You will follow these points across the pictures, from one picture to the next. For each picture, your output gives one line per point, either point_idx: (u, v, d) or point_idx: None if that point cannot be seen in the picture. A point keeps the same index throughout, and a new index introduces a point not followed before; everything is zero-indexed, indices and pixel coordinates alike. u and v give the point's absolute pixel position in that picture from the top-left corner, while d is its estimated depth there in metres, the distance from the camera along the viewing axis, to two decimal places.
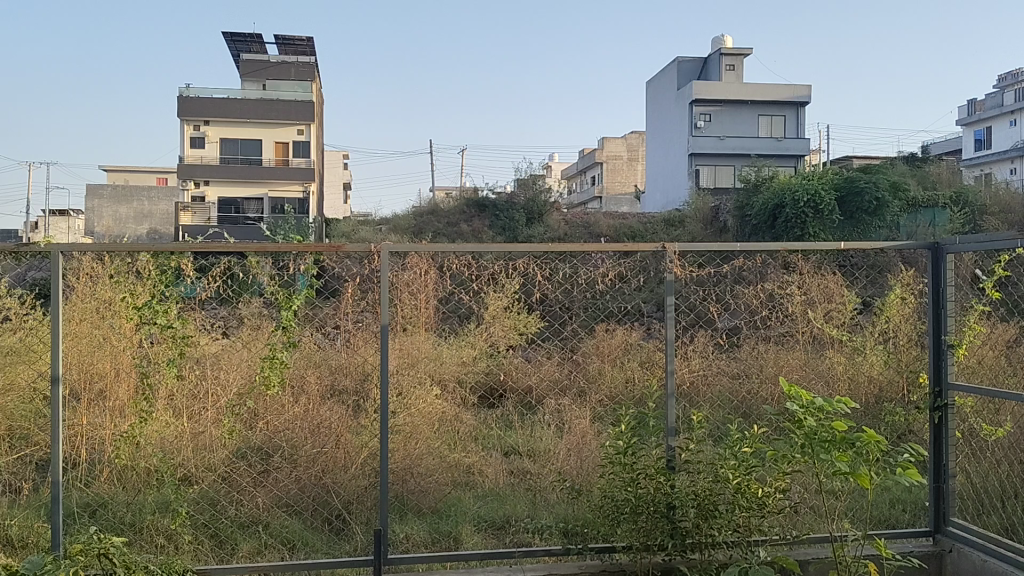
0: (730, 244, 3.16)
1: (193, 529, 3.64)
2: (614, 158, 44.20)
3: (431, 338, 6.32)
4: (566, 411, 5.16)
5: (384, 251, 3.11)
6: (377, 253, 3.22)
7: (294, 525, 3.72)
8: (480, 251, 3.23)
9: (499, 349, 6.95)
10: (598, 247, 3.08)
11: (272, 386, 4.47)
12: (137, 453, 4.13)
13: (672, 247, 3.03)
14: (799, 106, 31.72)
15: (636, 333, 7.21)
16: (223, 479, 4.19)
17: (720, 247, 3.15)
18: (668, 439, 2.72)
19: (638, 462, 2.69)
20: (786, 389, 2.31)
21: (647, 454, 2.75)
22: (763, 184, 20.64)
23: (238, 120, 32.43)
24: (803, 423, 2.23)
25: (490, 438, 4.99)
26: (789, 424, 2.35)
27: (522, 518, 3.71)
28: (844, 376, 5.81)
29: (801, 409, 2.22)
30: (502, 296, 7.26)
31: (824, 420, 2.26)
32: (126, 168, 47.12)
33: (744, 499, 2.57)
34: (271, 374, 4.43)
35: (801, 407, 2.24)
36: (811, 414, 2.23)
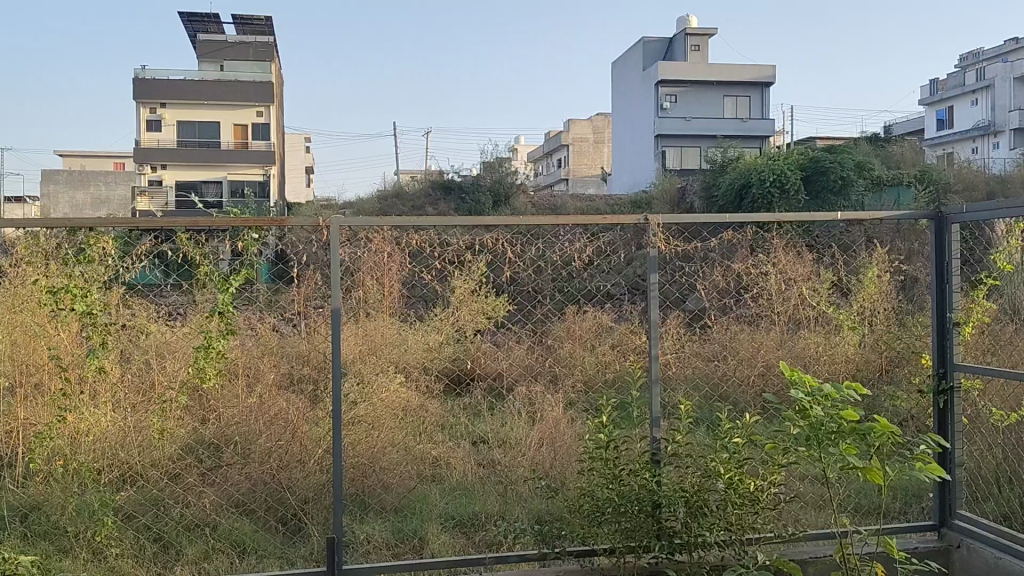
0: (718, 215, 2.92)
1: (134, 534, 3.34)
2: (580, 140, 43.97)
3: (395, 323, 6.05)
4: (537, 397, 4.92)
5: (334, 225, 2.82)
6: (327, 228, 2.92)
7: (245, 527, 3.43)
8: (443, 226, 2.95)
9: (466, 334, 6.69)
10: (570, 220, 2.84)
11: (209, 380, 3.96)
12: None
13: (654, 220, 2.79)
14: (764, 86, 31.66)
15: (607, 316, 6.99)
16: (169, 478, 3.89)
17: (707, 218, 2.90)
18: (653, 429, 2.48)
19: (620, 456, 2.45)
20: (789, 374, 2.05)
21: (630, 447, 2.51)
22: (729, 165, 20.54)
23: (195, 102, 31.71)
24: (807, 412, 1.98)
25: (458, 427, 4.75)
26: (791, 413, 2.09)
27: (492, 516, 3.46)
28: (822, 357, 5.62)
29: (805, 398, 1.96)
30: (469, 279, 6.99)
31: (832, 409, 2.01)
32: (81, 154, 46.08)
33: (737, 495, 2.34)
34: (206, 367, 3.92)
35: (805, 393, 2.00)
36: (817, 401, 1.98)
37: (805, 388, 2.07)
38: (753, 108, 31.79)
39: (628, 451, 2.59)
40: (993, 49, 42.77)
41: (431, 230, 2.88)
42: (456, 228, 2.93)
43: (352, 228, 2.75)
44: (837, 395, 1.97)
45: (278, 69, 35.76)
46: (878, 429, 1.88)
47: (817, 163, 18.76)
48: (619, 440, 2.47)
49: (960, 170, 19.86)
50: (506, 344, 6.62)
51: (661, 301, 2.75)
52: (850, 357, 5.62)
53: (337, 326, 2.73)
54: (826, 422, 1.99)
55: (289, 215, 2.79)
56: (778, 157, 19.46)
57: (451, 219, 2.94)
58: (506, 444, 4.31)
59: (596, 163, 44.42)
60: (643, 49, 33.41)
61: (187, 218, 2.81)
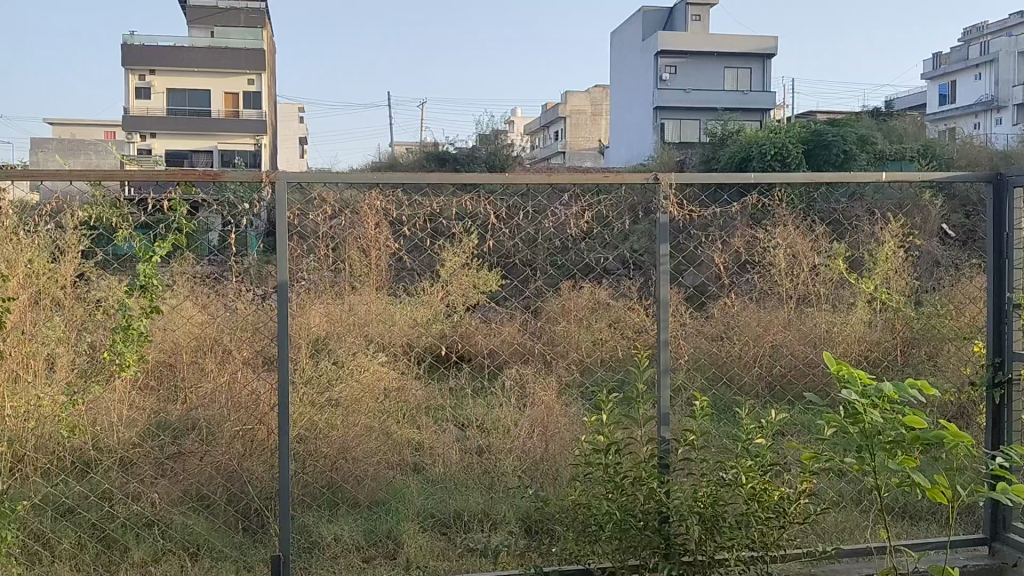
0: (740, 176, 2.56)
1: (75, 533, 2.98)
2: (578, 112, 43.41)
3: (382, 297, 5.70)
4: (529, 378, 4.57)
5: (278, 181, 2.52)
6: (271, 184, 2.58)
7: (201, 525, 3.08)
8: (416, 186, 2.60)
9: (456, 309, 6.34)
10: (563, 180, 2.51)
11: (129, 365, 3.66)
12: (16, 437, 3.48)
13: (665, 178, 2.44)
14: (765, 58, 31.18)
15: (604, 291, 6.64)
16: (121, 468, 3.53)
17: (728, 178, 2.54)
18: (661, 430, 2.19)
19: (622, 462, 2.16)
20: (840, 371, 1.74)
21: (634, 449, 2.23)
22: (730, 138, 20.15)
23: (186, 70, 31.14)
24: (861, 417, 1.68)
25: (445, 409, 4.41)
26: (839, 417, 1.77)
27: (475, 514, 3.11)
28: (833, 336, 5.27)
29: (859, 399, 1.64)
30: (459, 251, 6.63)
31: (889, 413, 1.68)
32: (73, 122, 45.52)
33: (761, 508, 2.06)
34: (127, 350, 3.62)
35: (858, 394, 1.69)
36: (872, 404, 1.68)
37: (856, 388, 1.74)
38: (754, 80, 31.31)
39: (631, 452, 2.30)
40: (997, 24, 42.19)
41: (393, 189, 2.55)
42: (421, 187, 2.61)
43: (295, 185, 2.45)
44: (897, 396, 1.67)
45: (270, 37, 35.15)
46: (948, 438, 1.57)
47: (820, 136, 18.34)
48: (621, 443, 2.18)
49: (965, 145, 19.42)
50: (498, 321, 6.28)
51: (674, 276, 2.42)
52: (863, 335, 5.27)
53: (281, 299, 2.45)
54: (882, 429, 1.68)
55: (225, 168, 2.49)
56: (779, 130, 19.05)
57: (411, 174, 2.63)
58: (493, 428, 3.98)
59: (594, 136, 43.88)
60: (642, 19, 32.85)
61: (107, 172, 2.47)
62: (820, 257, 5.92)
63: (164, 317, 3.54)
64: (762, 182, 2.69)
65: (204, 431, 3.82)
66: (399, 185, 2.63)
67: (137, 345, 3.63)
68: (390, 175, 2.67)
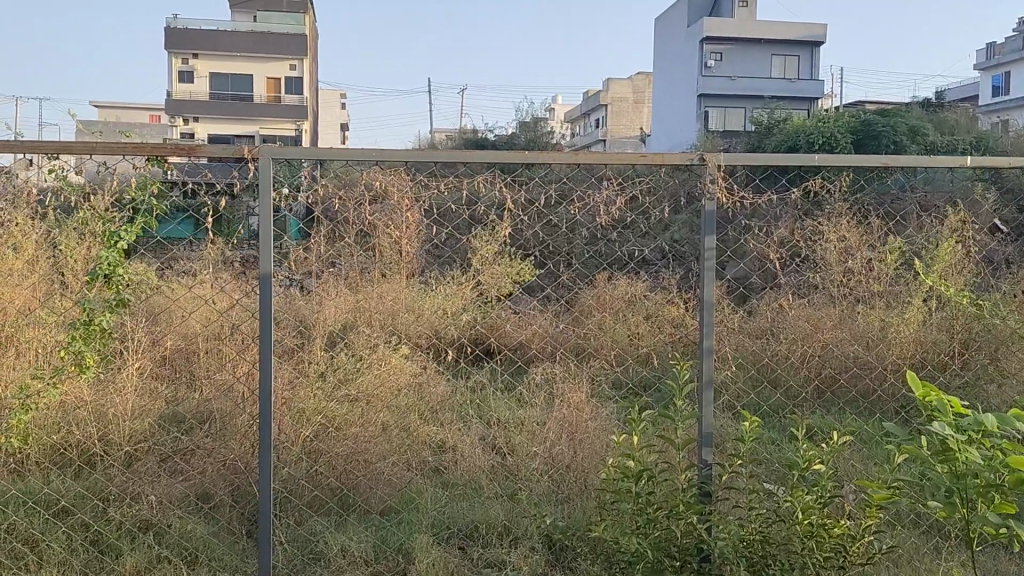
0: (799, 158, 2.28)
1: (66, 538, 2.77)
2: (620, 100, 42.86)
3: (410, 286, 5.49)
4: (559, 376, 4.33)
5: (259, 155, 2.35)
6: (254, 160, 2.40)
7: (201, 530, 2.85)
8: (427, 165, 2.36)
9: (488, 300, 6.11)
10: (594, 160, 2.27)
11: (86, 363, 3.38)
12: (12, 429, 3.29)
13: (712, 160, 2.18)
14: (813, 46, 30.53)
15: (641, 284, 6.37)
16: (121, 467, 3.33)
17: (786, 161, 2.27)
18: (704, 456, 2.10)
19: (655, 490, 2.01)
20: (927, 401, 1.61)
21: (670, 477, 2.08)
22: (776, 128, 19.63)
23: (228, 54, 31.19)
24: (955, 454, 1.53)
25: (469, 406, 4.18)
26: (928, 453, 1.63)
27: (495, 526, 2.87)
28: (884, 337, 4.96)
29: (956, 431, 1.50)
30: (492, 239, 6.40)
31: (987, 450, 1.55)
32: (118, 106, 46.02)
33: (819, 547, 1.92)
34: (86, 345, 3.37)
35: (953, 428, 1.55)
36: (969, 438, 1.54)
37: (946, 418, 1.60)
38: (801, 69, 30.68)
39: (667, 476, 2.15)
40: None
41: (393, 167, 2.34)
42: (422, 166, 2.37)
43: (277, 161, 2.25)
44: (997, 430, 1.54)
45: (312, 22, 35.05)
46: None
47: (869, 127, 17.79)
48: (654, 470, 2.04)
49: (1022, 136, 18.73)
50: (530, 313, 6.03)
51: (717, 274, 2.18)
52: (918, 336, 4.93)
53: (264, 286, 2.26)
54: (977, 469, 1.54)
55: (202, 142, 2.34)
56: (827, 120, 18.53)
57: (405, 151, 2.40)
58: (518, 428, 3.75)
59: (636, 124, 43.34)
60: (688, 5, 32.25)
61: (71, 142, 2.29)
62: (872, 250, 5.58)
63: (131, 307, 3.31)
64: (824, 165, 2.42)
65: (213, 425, 3.63)
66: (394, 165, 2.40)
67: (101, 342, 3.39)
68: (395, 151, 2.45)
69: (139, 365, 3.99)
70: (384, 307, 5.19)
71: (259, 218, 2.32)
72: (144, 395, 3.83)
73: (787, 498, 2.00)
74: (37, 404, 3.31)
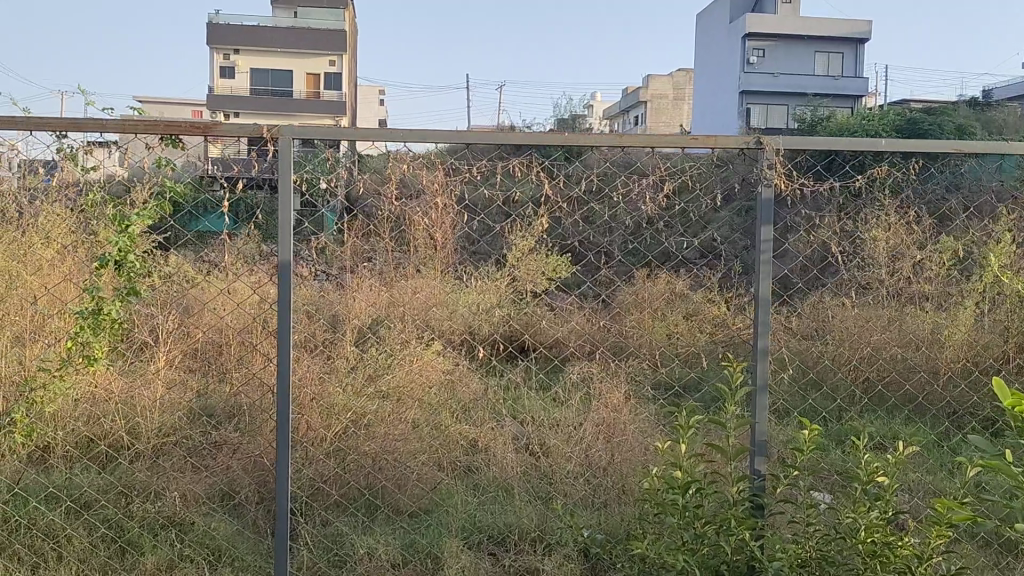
0: (864, 143, 2.16)
1: (86, 535, 2.69)
2: (660, 98, 42.48)
3: (445, 280, 5.39)
4: (597, 375, 4.21)
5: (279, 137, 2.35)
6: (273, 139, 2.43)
7: (225, 529, 2.76)
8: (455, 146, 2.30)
9: (525, 296, 5.99)
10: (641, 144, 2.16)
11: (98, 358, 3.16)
12: (39, 421, 3.23)
13: (771, 144, 2.07)
14: (858, 43, 30.01)
15: (681, 282, 6.21)
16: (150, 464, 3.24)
17: (850, 146, 2.15)
18: (755, 466, 2.01)
19: (704, 503, 1.92)
20: (1017, 413, 1.50)
21: (722, 493, 1.99)
22: (819, 125, 19.28)
23: (269, 49, 31.39)
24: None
25: (504, 404, 4.06)
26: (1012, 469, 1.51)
27: (529, 531, 2.75)
28: (936, 339, 4.76)
29: None
30: (529, 235, 6.28)
31: None
32: (161, 102, 46.60)
33: (880, 567, 1.79)
34: (99, 340, 3.13)
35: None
36: None
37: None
38: (846, 66, 30.17)
39: (717, 487, 2.03)
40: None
41: (424, 150, 2.27)
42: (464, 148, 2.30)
43: (298, 141, 2.21)
44: None
45: (352, 18, 35.16)
46: None
47: (916, 125, 17.40)
48: (703, 482, 1.94)
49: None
50: (567, 311, 5.90)
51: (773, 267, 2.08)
52: (971, 338, 4.72)
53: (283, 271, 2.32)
54: None
55: (220, 121, 2.33)
56: (873, 118, 18.15)
57: (452, 131, 2.33)
58: (554, 428, 3.64)
59: (675, 122, 42.94)
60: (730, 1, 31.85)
61: (89, 121, 2.25)
62: (923, 248, 5.37)
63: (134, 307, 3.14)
64: (890, 151, 2.28)
65: (242, 420, 3.56)
66: (438, 145, 2.33)
67: (109, 335, 3.16)
68: (428, 134, 2.36)
69: (170, 356, 3.93)
70: (418, 302, 5.09)
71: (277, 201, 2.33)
72: (173, 388, 3.77)
73: (848, 514, 1.87)
74: (64, 395, 3.26)
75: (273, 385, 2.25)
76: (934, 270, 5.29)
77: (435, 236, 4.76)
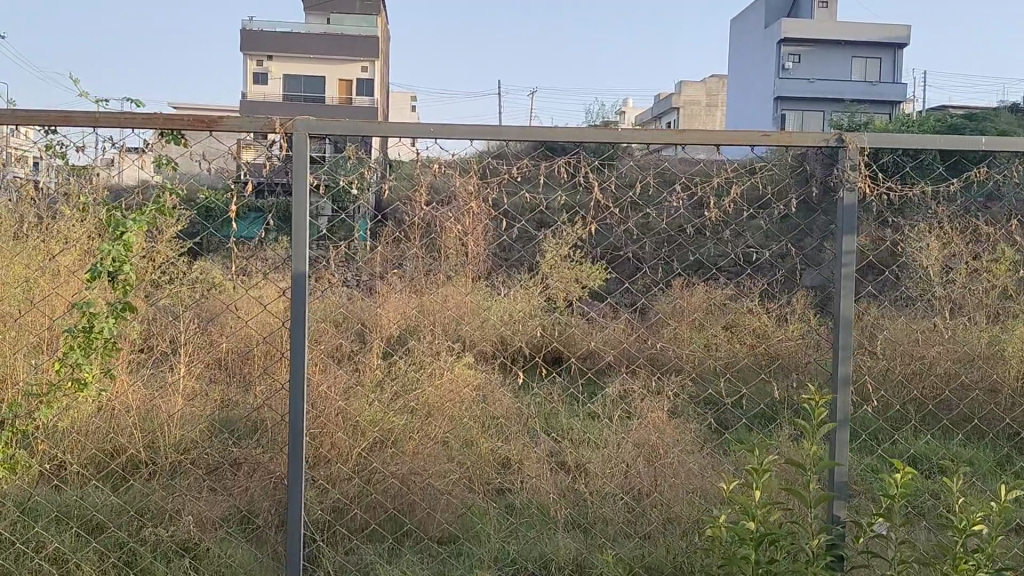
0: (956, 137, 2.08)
1: (94, 560, 2.53)
2: (693, 104, 42.10)
3: (477, 288, 5.25)
4: (634, 389, 4.04)
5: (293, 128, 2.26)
6: (283, 134, 2.30)
7: (242, 556, 2.58)
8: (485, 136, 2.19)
9: (558, 304, 5.83)
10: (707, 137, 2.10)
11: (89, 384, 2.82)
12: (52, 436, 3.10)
13: (855, 141, 2.11)
14: (897, 47, 29.47)
15: (720, 292, 6.01)
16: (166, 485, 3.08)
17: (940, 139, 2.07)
18: (835, 511, 2.01)
19: (778, 557, 1.82)
20: None
21: (803, 546, 1.90)
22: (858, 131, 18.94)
23: (302, 56, 31.53)
24: None
25: (538, 419, 3.90)
26: None
27: (566, 561, 2.55)
28: (993, 354, 4.52)
29: None
30: (563, 242, 6.12)
31: None
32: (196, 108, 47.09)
33: None
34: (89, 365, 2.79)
35: None
36: None
37: None
38: (884, 71, 29.64)
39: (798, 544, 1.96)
40: None
41: (445, 146, 2.24)
42: (486, 143, 2.31)
43: (309, 138, 2.16)
44: None
45: (384, 24, 35.29)
46: None
47: (958, 130, 17.01)
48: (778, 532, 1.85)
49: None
50: (602, 320, 5.73)
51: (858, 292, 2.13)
52: None
53: (298, 285, 2.16)
54: None
55: (225, 115, 2.23)
56: (913, 123, 17.77)
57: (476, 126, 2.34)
58: (592, 446, 3.47)
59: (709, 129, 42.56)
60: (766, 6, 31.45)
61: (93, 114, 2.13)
62: (978, 259, 5.12)
63: (139, 312, 2.70)
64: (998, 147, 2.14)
65: (265, 435, 3.41)
66: (460, 141, 2.33)
67: (103, 356, 2.83)
68: (459, 133, 2.22)
69: (193, 367, 3.82)
70: (450, 311, 4.94)
71: (292, 200, 2.23)
72: (196, 402, 3.66)
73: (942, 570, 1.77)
74: (77, 409, 3.13)
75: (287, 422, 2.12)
76: (990, 282, 5.04)
77: (468, 244, 4.60)
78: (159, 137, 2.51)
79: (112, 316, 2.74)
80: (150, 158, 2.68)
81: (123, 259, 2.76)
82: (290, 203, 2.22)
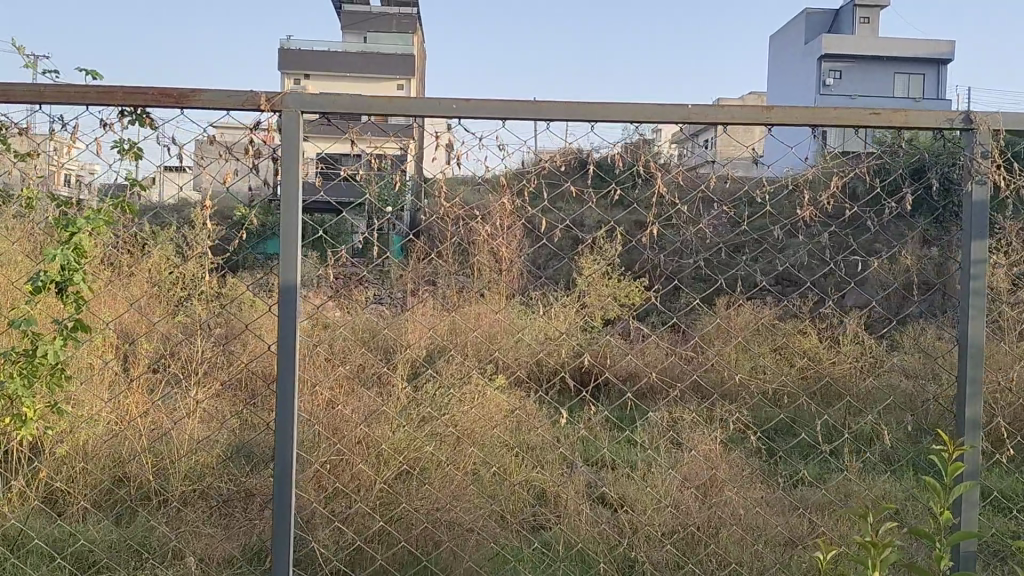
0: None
1: None
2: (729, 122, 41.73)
3: (512, 307, 5.04)
4: (679, 416, 3.82)
5: (287, 96, 2.09)
6: (273, 109, 2.12)
7: None
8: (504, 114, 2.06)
9: (595, 324, 5.60)
10: (808, 118, 2.13)
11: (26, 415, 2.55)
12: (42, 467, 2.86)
13: (971, 126, 2.19)
14: (940, 63, 28.95)
15: (765, 314, 5.76)
16: (169, 520, 2.85)
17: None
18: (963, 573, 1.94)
19: None
20: None
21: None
22: None
23: (338, 74, 31.67)
24: None
25: (576, 446, 3.69)
26: None
27: None
28: None
29: None
30: (601, 259, 5.89)
31: None
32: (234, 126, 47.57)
33: None
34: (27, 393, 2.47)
35: None
36: None
37: None
38: (926, 88, 29.16)
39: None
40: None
41: (469, 120, 2.04)
42: (517, 121, 2.09)
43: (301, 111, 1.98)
44: None
45: (420, 43, 35.40)
46: None
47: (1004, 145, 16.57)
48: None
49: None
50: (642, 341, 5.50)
51: (987, 313, 2.18)
52: None
53: (291, 293, 2.02)
54: None
55: (231, 100, 2.02)
56: None
57: (508, 103, 2.11)
58: (634, 479, 3.24)
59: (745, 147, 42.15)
60: (804, 21, 31.03)
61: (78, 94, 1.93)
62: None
63: (91, 333, 2.39)
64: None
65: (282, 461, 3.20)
66: (489, 116, 2.11)
67: (51, 383, 2.49)
68: (489, 106, 1.99)
69: (211, 386, 3.60)
70: (482, 330, 4.71)
71: (283, 193, 2.07)
72: (210, 427, 3.43)
73: None
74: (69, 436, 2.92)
75: (277, 431, 2.05)
76: None
77: (503, 262, 4.42)
78: (131, 125, 2.29)
79: (59, 339, 2.41)
80: (113, 160, 2.45)
81: (73, 268, 2.40)
82: (279, 199, 2.07)
